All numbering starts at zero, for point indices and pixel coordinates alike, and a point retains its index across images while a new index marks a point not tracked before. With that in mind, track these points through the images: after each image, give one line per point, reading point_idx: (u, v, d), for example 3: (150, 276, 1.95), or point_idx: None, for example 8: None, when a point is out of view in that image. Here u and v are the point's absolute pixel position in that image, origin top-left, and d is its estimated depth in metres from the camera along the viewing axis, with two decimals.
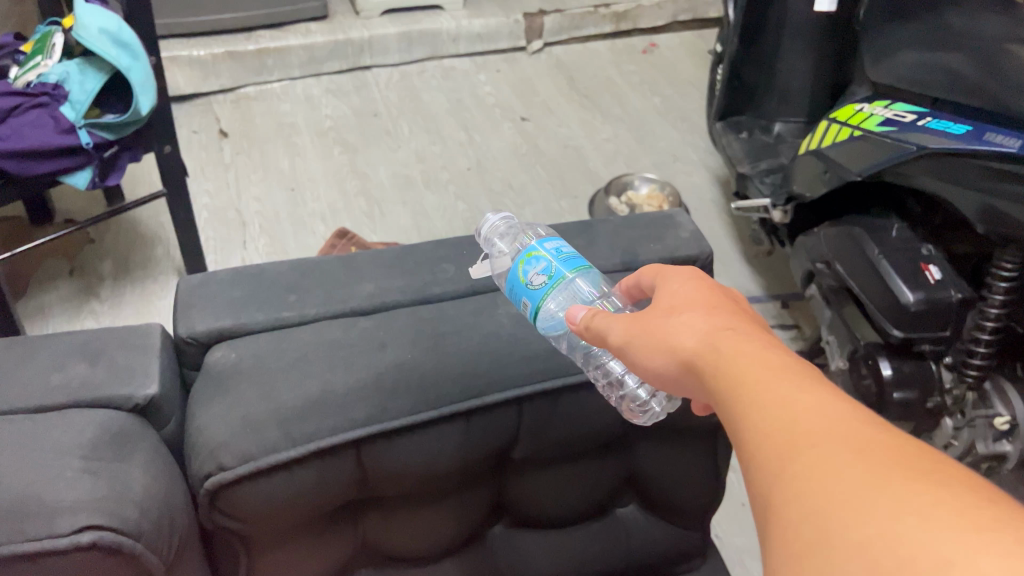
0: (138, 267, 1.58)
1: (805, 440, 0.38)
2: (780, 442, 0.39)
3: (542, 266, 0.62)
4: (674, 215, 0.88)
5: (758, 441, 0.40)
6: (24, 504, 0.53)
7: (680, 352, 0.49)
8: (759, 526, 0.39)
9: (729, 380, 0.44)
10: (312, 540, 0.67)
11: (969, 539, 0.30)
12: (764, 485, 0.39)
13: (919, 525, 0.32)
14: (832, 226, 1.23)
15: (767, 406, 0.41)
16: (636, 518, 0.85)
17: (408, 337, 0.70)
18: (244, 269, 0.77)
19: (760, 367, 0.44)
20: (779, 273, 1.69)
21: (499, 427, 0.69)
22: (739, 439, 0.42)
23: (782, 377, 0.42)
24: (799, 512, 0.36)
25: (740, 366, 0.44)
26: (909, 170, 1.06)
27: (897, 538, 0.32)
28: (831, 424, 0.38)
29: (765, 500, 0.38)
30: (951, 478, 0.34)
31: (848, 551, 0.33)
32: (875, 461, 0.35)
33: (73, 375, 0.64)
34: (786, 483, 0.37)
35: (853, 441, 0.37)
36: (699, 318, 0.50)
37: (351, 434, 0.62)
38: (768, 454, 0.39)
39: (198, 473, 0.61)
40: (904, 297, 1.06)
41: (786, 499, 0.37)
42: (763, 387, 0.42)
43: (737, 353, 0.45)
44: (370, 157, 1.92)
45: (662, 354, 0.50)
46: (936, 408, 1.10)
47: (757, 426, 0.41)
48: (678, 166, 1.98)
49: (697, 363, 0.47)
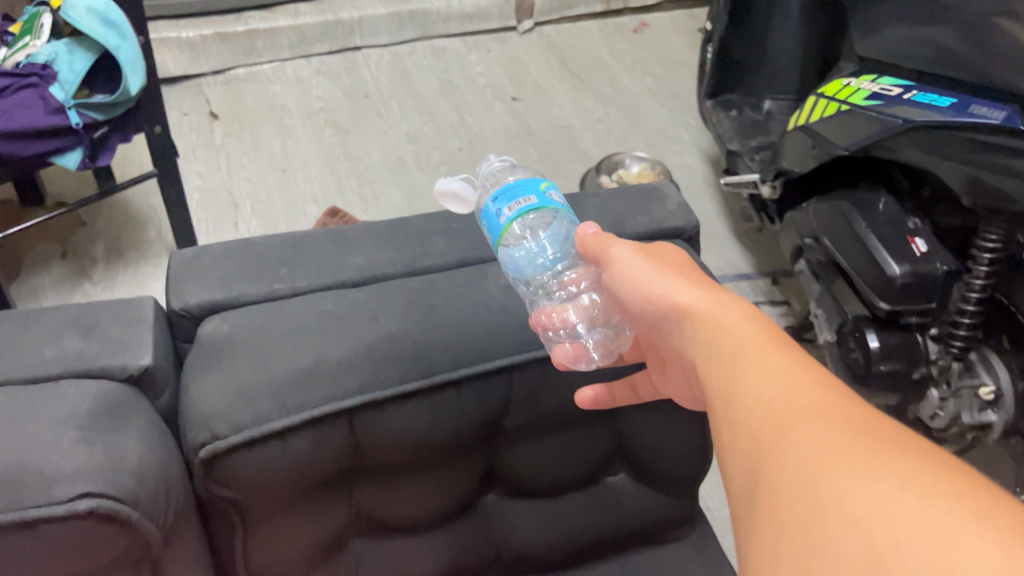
0: (130, 249, 1.59)
1: (804, 413, 0.39)
2: (778, 415, 0.40)
3: (558, 197, 0.66)
4: (662, 188, 0.88)
5: (753, 404, 0.42)
6: (21, 473, 0.54)
7: (678, 301, 0.53)
8: (744, 495, 0.40)
9: (725, 335, 0.48)
10: (305, 510, 0.69)
11: (967, 522, 0.31)
12: (756, 454, 0.40)
13: (917, 504, 0.32)
14: (821, 200, 1.24)
15: (763, 370, 0.43)
16: (626, 487, 0.86)
17: (399, 307, 0.71)
18: (235, 243, 0.77)
19: (757, 336, 0.46)
20: (769, 250, 1.70)
21: (490, 398, 0.70)
22: (732, 399, 0.44)
23: (778, 347, 0.45)
24: (792, 482, 0.37)
25: (737, 327, 0.48)
26: (895, 143, 1.07)
27: (892, 513, 0.32)
28: (830, 404, 0.40)
29: (755, 469, 0.39)
30: (948, 464, 0.35)
31: (842, 523, 0.33)
32: (875, 441, 0.36)
33: (67, 347, 0.65)
34: (781, 454, 0.38)
35: (851, 421, 0.38)
36: (701, 282, 0.54)
37: (344, 404, 0.64)
38: (765, 423, 0.40)
39: (192, 443, 0.62)
40: (890, 270, 1.07)
41: (780, 468, 0.38)
42: (761, 352, 0.45)
43: (735, 315, 0.49)
44: (362, 138, 1.92)
45: (661, 299, 0.54)
46: (922, 378, 1.11)
47: (753, 392, 0.43)
48: (668, 145, 1.98)
49: (693, 312, 0.51)
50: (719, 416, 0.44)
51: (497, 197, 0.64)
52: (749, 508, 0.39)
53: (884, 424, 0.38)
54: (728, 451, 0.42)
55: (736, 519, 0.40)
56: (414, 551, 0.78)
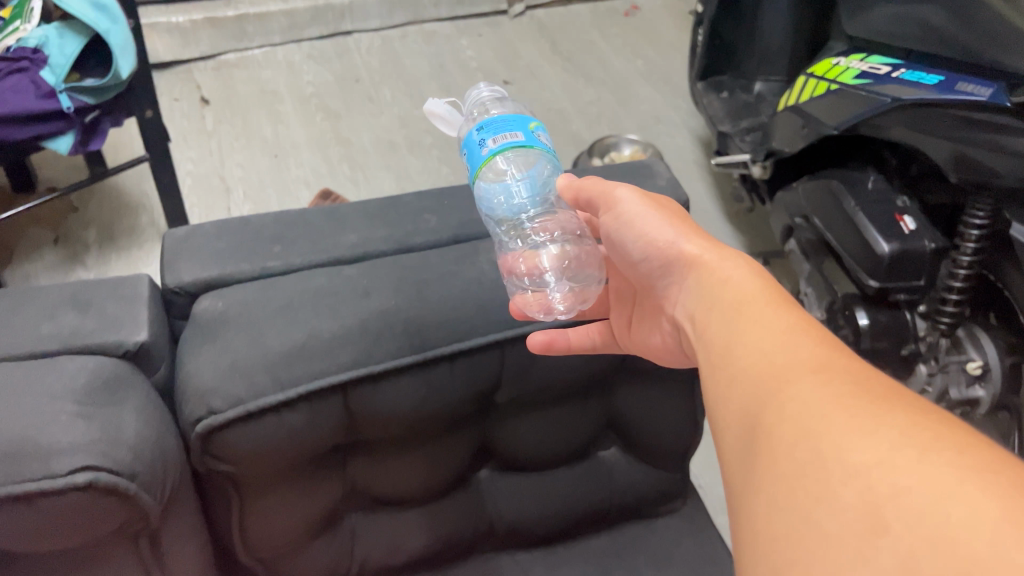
0: (123, 234, 1.59)
1: (805, 370, 0.41)
2: (781, 373, 0.42)
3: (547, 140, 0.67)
4: (651, 164, 0.89)
5: (758, 359, 0.45)
6: (19, 446, 0.55)
7: (685, 256, 0.56)
8: (744, 449, 0.42)
9: (732, 294, 0.51)
10: (302, 483, 0.70)
11: (964, 473, 0.32)
12: (759, 409, 0.42)
13: (916, 456, 0.34)
14: (810, 179, 1.26)
15: (769, 329, 0.46)
16: (618, 461, 0.88)
17: (392, 283, 0.71)
18: (228, 221, 0.78)
19: (760, 296, 0.49)
20: (759, 230, 1.71)
21: (485, 371, 0.71)
22: (738, 353, 0.46)
23: (782, 308, 0.48)
24: (792, 436, 0.38)
25: (743, 289, 0.51)
26: (883, 122, 1.07)
27: (892, 466, 0.34)
28: (832, 363, 0.42)
29: (755, 424, 0.41)
30: (946, 421, 0.36)
31: (841, 474, 0.35)
32: (875, 398, 0.38)
33: (63, 323, 0.66)
34: (783, 408, 0.40)
35: (852, 381, 0.39)
36: (707, 239, 0.57)
37: (343, 377, 0.64)
38: (769, 379, 0.43)
39: (189, 418, 0.63)
40: (879, 248, 1.08)
41: (781, 421, 0.40)
42: (766, 312, 0.48)
43: (741, 276, 0.52)
44: (353, 123, 1.92)
45: (670, 254, 0.57)
46: (910, 355, 1.13)
47: (758, 350, 0.45)
48: (660, 127, 1.99)
49: (701, 268, 0.55)
50: (723, 368, 0.47)
51: (485, 126, 0.65)
52: (750, 460, 0.40)
53: (884, 385, 0.39)
54: (730, 405, 0.45)
55: (734, 471, 0.42)
56: (411, 523, 0.79)
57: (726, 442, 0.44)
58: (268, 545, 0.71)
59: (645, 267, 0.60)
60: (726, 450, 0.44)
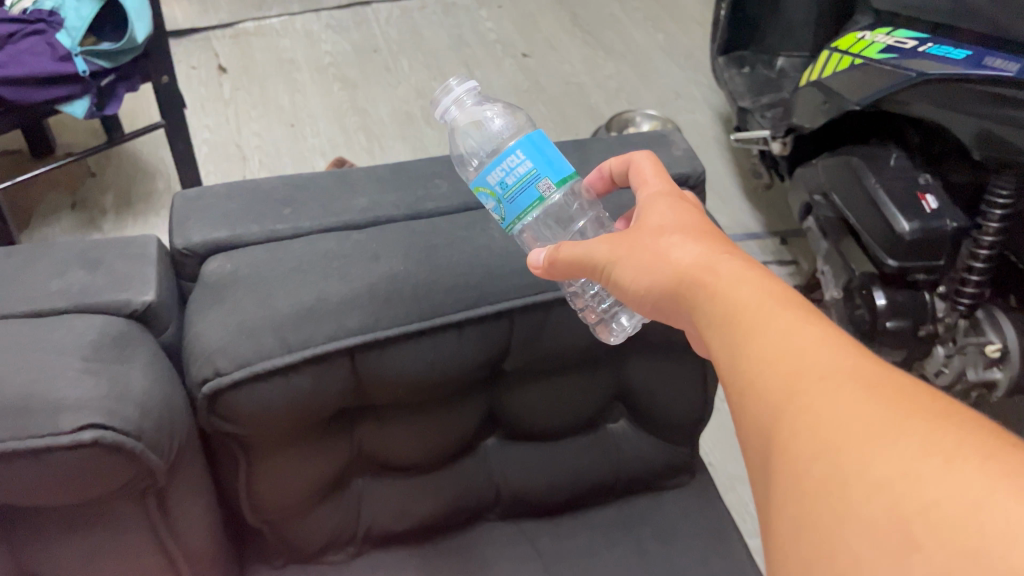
0: (139, 201, 1.59)
1: (813, 374, 0.38)
2: (789, 378, 0.39)
3: (495, 206, 0.60)
4: (667, 134, 0.92)
5: (760, 368, 0.41)
6: (27, 401, 0.55)
7: (671, 274, 0.50)
8: (764, 463, 0.39)
9: (724, 303, 0.46)
10: (309, 450, 0.70)
11: (993, 480, 0.30)
12: (773, 420, 0.39)
13: (941, 467, 0.31)
14: (830, 156, 1.24)
15: (767, 334, 0.42)
16: (626, 433, 0.88)
17: (402, 248, 0.71)
18: (239, 184, 0.77)
19: (760, 296, 0.45)
20: (778, 208, 1.70)
21: (493, 338, 0.70)
22: (741, 364, 0.42)
23: (778, 304, 0.43)
24: (808, 449, 0.35)
25: (734, 290, 0.46)
26: (907, 97, 1.05)
27: (916, 478, 0.31)
28: (842, 363, 0.38)
29: (770, 435, 0.39)
30: (968, 419, 0.33)
31: (865, 491, 0.33)
32: (893, 401, 0.35)
33: (72, 281, 0.66)
34: (797, 419, 0.37)
35: (863, 379, 0.37)
36: (690, 240, 0.52)
37: (346, 342, 0.64)
38: (777, 385, 0.39)
39: (196, 378, 0.63)
40: (898, 226, 1.06)
41: (796, 433, 0.37)
42: (763, 313, 0.43)
43: (729, 276, 0.47)
44: (370, 93, 1.91)
45: (659, 273, 0.51)
46: (928, 336, 1.10)
47: (759, 355, 0.41)
48: (680, 102, 1.96)
49: (688, 284, 0.49)
50: (730, 384, 0.43)
51: None
52: (769, 475, 0.38)
53: (900, 381, 0.36)
54: (745, 427, 0.41)
55: (760, 488, 0.39)
56: (417, 492, 0.80)
57: (747, 457, 0.41)
58: (280, 506, 0.73)
59: (640, 296, 0.54)
60: (749, 466, 0.41)
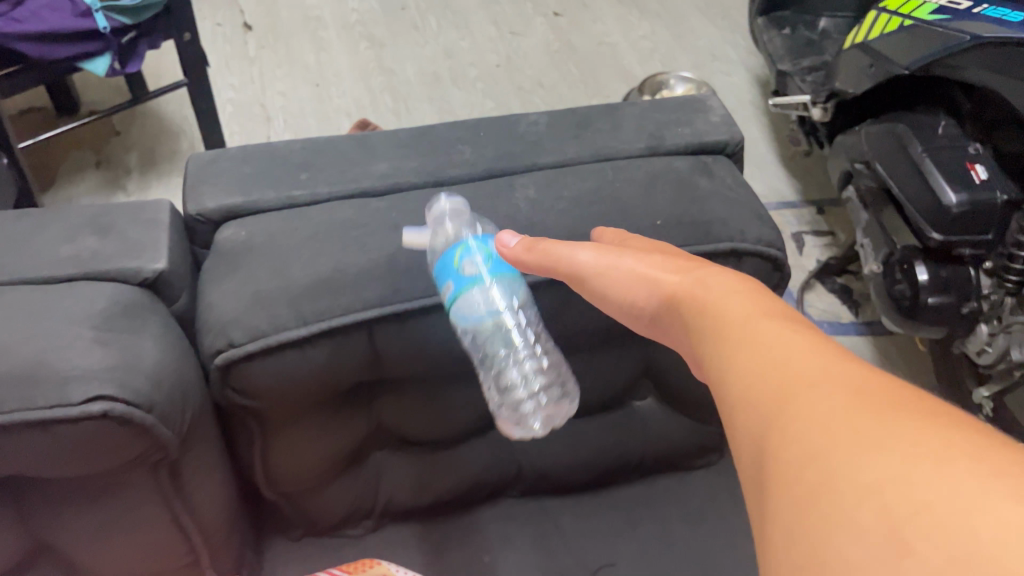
0: (163, 160, 1.57)
1: (800, 377, 0.34)
2: (776, 382, 0.35)
3: (479, 259, 0.58)
4: (704, 99, 0.87)
5: (745, 375, 0.37)
6: (34, 371, 0.53)
7: (662, 289, 0.47)
8: (750, 473, 0.34)
9: (708, 312, 0.42)
10: (316, 426, 0.67)
11: (990, 482, 0.26)
12: (757, 426, 0.35)
13: (931, 468, 0.28)
14: (874, 124, 1.19)
15: (756, 341, 0.38)
16: (653, 411, 0.84)
17: (423, 217, 0.68)
18: (255, 148, 0.75)
19: (750, 306, 0.41)
20: (815, 176, 1.64)
21: (516, 314, 0.67)
22: (728, 373, 0.38)
23: (767, 313, 0.40)
24: (796, 454, 0.32)
25: (723, 299, 0.42)
26: (958, 61, 0.99)
27: (909, 482, 0.28)
28: (829, 365, 0.35)
29: (756, 442, 0.34)
30: (961, 420, 0.30)
31: (855, 495, 0.29)
32: (884, 403, 0.31)
33: (82, 247, 0.64)
34: (783, 424, 0.33)
35: (850, 383, 0.33)
36: (675, 261, 0.49)
37: (362, 315, 0.61)
38: (764, 389, 0.35)
39: (209, 349, 0.60)
40: (946, 199, 1.00)
41: (782, 438, 0.33)
42: (753, 321, 0.40)
43: (718, 287, 0.44)
44: (397, 52, 1.87)
45: (650, 291, 0.48)
46: (971, 313, 1.05)
47: (747, 362, 0.37)
48: (716, 65, 1.90)
49: (679, 298, 0.46)
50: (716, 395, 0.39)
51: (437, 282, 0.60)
52: (757, 484, 0.34)
53: (889, 383, 0.33)
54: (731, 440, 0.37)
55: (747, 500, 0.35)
56: (418, 471, 0.77)
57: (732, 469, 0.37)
58: (292, 480, 0.71)
59: (632, 312, 0.51)
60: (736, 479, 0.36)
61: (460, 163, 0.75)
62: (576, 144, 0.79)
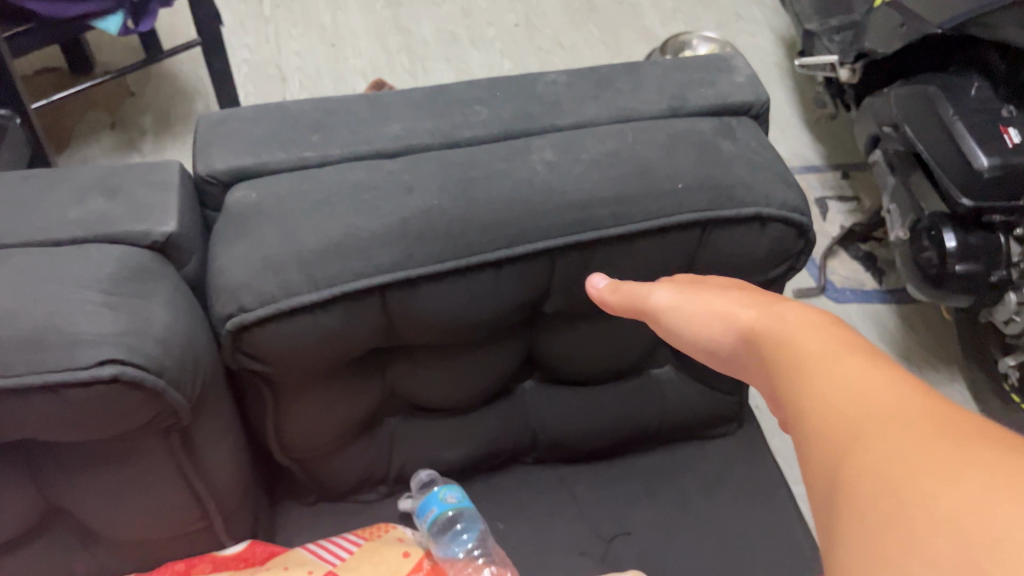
0: (178, 122, 1.56)
1: (875, 406, 0.31)
2: (847, 410, 0.31)
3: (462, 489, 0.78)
4: (729, 57, 0.84)
5: (818, 404, 0.33)
6: (43, 335, 0.52)
7: (733, 321, 0.41)
8: (816, 506, 0.31)
9: (774, 339, 0.38)
10: (329, 392, 0.67)
11: None
12: (825, 454, 0.31)
13: (1012, 497, 0.25)
14: (904, 86, 1.15)
15: (829, 371, 0.34)
16: (670, 378, 0.82)
17: (437, 179, 0.66)
18: (266, 107, 0.73)
19: (828, 337, 0.36)
20: (841, 139, 1.60)
21: (533, 278, 0.66)
22: (798, 406, 0.34)
23: (843, 343, 0.36)
24: (865, 479, 0.28)
25: (795, 330, 0.37)
26: (996, 19, 0.95)
27: (986, 510, 0.25)
28: (907, 397, 0.31)
29: (820, 470, 0.31)
30: None
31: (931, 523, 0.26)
32: (962, 435, 0.28)
33: (91, 209, 0.63)
34: (851, 451, 0.30)
35: (928, 413, 0.30)
36: (747, 295, 0.43)
37: (375, 280, 0.60)
38: (835, 420, 0.31)
39: (220, 313, 0.59)
40: (977, 162, 0.97)
41: (850, 466, 0.29)
42: (830, 352, 0.35)
43: (798, 320, 0.38)
44: (414, 11, 1.83)
45: (720, 325, 0.42)
46: (1000, 283, 1.02)
47: (820, 392, 0.33)
48: (740, 24, 1.85)
49: (755, 336, 0.39)
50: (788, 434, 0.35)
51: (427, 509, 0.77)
52: (821, 521, 0.30)
53: (966, 416, 0.30)
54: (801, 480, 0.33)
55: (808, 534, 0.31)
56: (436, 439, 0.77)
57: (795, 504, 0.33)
58: (305, 445, 0.71)
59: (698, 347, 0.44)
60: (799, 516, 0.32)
61: (475, 124, 0.73)
62: (595, 105, 0.77)
